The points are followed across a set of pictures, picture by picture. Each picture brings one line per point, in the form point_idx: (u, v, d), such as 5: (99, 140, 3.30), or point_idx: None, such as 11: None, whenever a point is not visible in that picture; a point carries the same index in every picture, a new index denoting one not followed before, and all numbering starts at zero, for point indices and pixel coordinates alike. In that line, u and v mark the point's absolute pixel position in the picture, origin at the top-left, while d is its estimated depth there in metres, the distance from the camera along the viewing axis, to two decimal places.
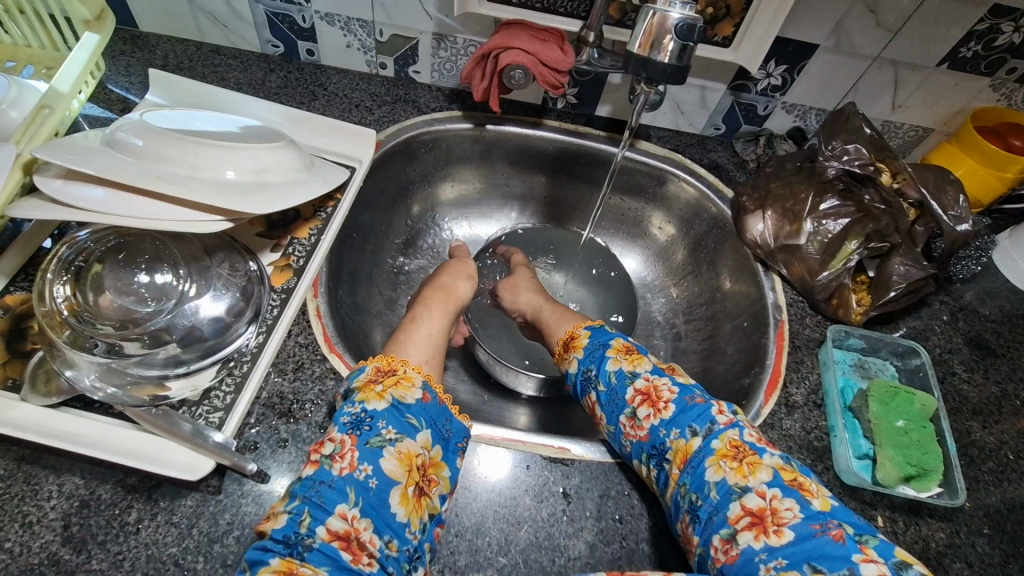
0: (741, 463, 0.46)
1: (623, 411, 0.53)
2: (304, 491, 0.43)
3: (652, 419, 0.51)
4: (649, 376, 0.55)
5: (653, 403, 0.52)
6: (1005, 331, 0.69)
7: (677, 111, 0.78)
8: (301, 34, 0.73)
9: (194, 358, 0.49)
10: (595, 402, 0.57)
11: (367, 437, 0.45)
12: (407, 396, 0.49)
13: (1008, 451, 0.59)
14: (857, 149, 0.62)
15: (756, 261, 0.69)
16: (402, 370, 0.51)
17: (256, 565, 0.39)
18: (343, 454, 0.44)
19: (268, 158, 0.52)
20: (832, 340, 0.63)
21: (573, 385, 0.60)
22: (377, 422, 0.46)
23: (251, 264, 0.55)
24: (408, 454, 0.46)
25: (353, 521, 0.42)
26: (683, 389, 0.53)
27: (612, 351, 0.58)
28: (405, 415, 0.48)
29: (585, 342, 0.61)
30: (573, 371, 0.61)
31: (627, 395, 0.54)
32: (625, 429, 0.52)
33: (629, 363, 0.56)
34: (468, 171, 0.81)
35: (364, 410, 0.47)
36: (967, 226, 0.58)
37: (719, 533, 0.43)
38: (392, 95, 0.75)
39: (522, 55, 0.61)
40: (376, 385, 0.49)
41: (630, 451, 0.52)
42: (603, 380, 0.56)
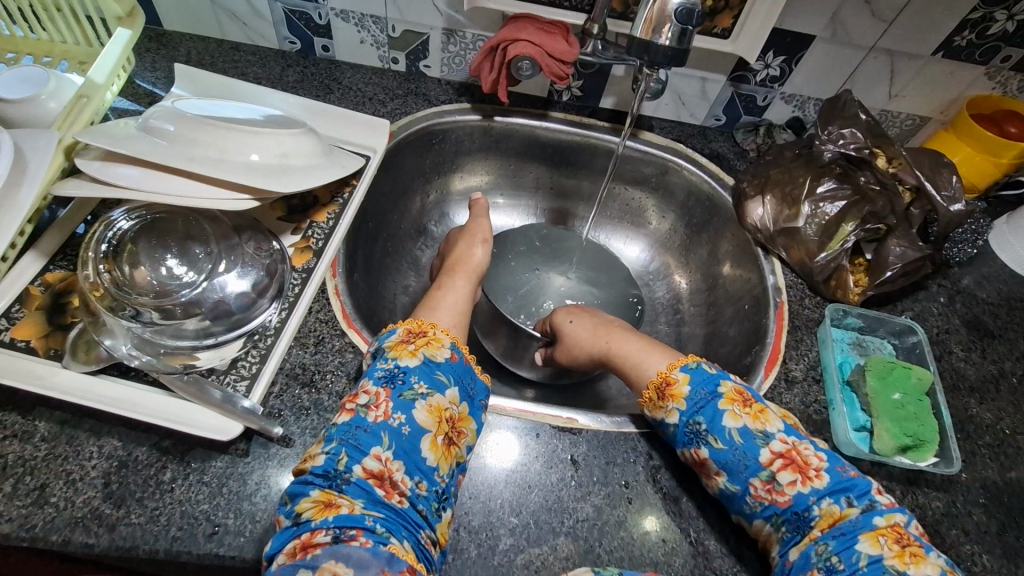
0: (903, 549, 0.43)
1: (757, 473, 0.48)
2: (341, 434, 0.47)
3: (798, 487, 0.47)
4: (785, 437, 0.50)
5: (799, 469, 0.48)
6: (1002, 313, 0.71)
7: (679, 102, 0.80)
8: (317, 31, 0.76)
9: (222, 330, 0.52)
10: (708, 458, 0.50)
11: (401, 390, 0.49)
12: (437, 355, 0.53)
13: (1004, 426, 0.61)
14: (853, 133, 0.65)
15: (757, 245, 0.72)
16: (432, 332, 0.55)
17: (298, 497, 0.44)
18: (378, 404, 0.48)
19: (290, 143, 0.55)
20: (830, 320, 0.65)
21: (669, 434, 0.53)
22: (410, 377, 0.50)
23: (274, 244, 0.59)
24: (438, 407, 0.49)
25: (386, 462, 0.46)
26: (830, 457, 0.49)
27: (726, 403, 0.51)
28: (436, 372, 0.52)
29: (687, 391, 0.53)
30: (671, 420, 0.53)
31: (763, 458, 0.49)
32: (758, 492, 0.48)
33: (755, 420, 0.50)
34: (477, 163, 0.84)
35: (398, 365, 0.51)
36: (960, 207, 0.60)
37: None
38: (404, 89, 0.78)
39: (529, 46, 0.64)
40: (408, 345, 0.53)
41: (760, 513, 0.48)
42: (721, 438, 0.50)
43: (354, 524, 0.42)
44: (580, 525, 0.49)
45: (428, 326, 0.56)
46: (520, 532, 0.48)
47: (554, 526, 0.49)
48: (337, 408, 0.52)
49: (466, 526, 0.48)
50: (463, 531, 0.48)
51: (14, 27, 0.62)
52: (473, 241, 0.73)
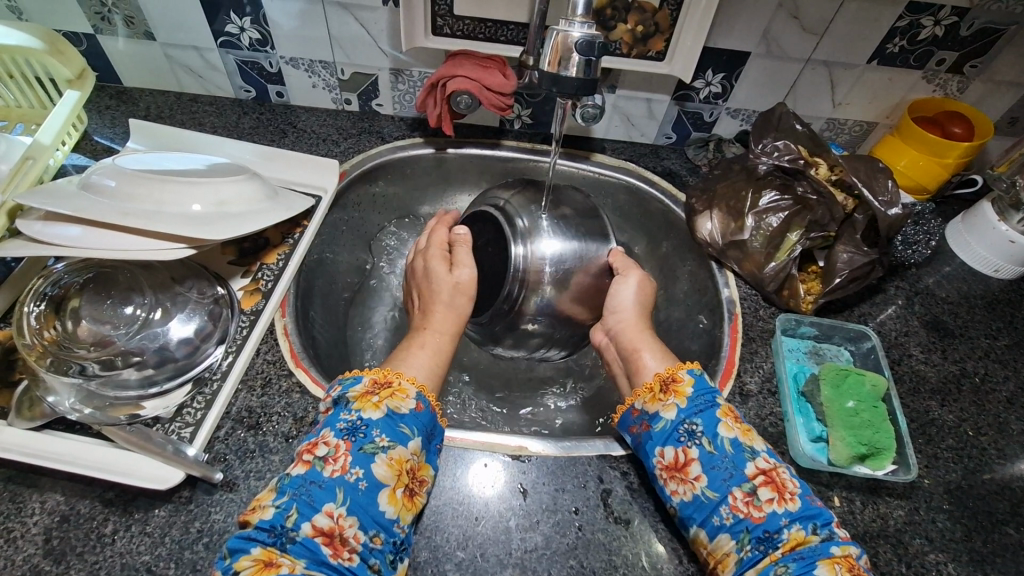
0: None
1: (739, 483, 0.47)
2: (294, 488, 0.44)
3: (774, 505, 0.46)
4: (768, 458, 0.49)
5: (777, 488, 0.47)
6: (962, 312, 0.70)
7: (628, 123, 0.81)
8: (270, 78, 0.78)
9: (165, 378, 0.53)
10: (693, 459, 0.50)
11: (362, 443, 0.47)
12: (401, 406, 0.50)
13: (968, 427, 0.60)
14: (786, 144, 0.65)
15: (710, 258, 0.72)
16: (397, 382, 0.52)
17: (237, 554, 0.41)
18: (337, 457, 0.46)
19: (231, 190, 0.57)
20: (782, 329, 0.65)
21: (655, 430, 0.53)
22: (371, 430, 0.48)
23: (219, 289, 0.59)
24: (400, 459, 0.47)
25: (338, 518, 0.43)
26: (803, 484, 0.48)
27: (723, 413, 0.52)
28: (399, 425, 0.49)
29: (690, 391, 0.53)
30: (668, 416, 0.52)
31: (746, 470, 0.48)
32: (736, 503, 0.47)
33: (744, 435, 0.50)
34: (435, 194, 0.85)
35: (361, 418, 0.49)
36: (898, 209, 0.60)
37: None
38: (357, 128, 0.80)
39: (466, 81, 0.67)
40: (372, 396, 0.50)
41: (728, 527, 0.46)
42: (714, 442, 0.50)
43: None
44: (528, 556, 0.48)
45: (393, 377, 0.52)
46: (467, 566, 0.48)
47: (500, 557, 0.48)
48: (282, 450, 0.52)
49: (412, 563, 0.47)
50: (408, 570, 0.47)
51: None
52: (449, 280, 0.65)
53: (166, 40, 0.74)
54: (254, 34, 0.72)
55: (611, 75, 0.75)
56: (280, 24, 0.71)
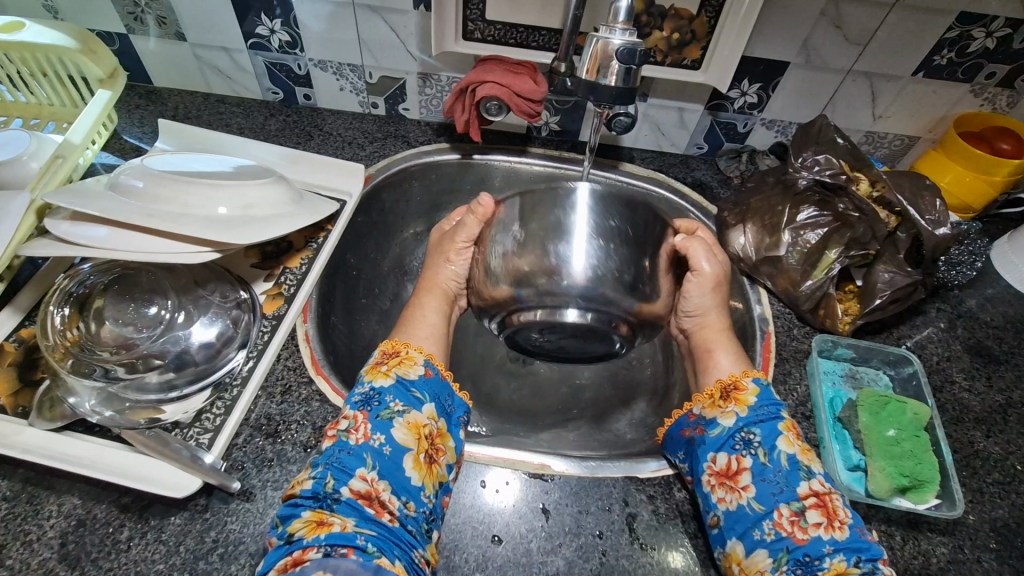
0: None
1: (788, 501, 0.46)
2: (326, 458, 0.45)
3: (820, 530, 0.44)
4: (823, 481, 0.47)
5: (827, 514, 0.45)
6: (1008, 337, 0.67)
7: (658, 132, 0.79)
8: (298, 81, 0.78)
9: (185, 382, 0.52)
10: (745, 469, 0.49)
11: (378, 411, 0.48)
12: (410, 373, 0.52)
13: (1015, 461, 0.56)
14: (828, 159, 0.63)
15: (742, 274, 0.69)
16: (405, 351, 0.53)
17: (289, 519, 0.42)
18: (357, 427, 0.47)
19: (256, 194, 0.56)
20: (819, 351, 0.62)
21: (711, 433, 0.52)
22: (385, 397, 0.49)
23: (244, 293, 0.59)
24: (417, 424, 0.48)
25: (372, 482, 0.44)
26: (855, 516, 0.46)
27: (784, 426, 0.50)
28: (411, 389, 0.50)
29: (754, 401, 0.52)
30: (727, 422, 0.52)
31: (798, 489, 0.46)
32: (780, 520, 0.45)
33: (804, 453, 0.49)
34: (459, 200, 0.84)
35: (374, 388, 0.50)
36: (946, 230, 0.57)
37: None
38: (383, 132, 0.80)
39: (496, 87, 0.65)
40: (381, 366, 0.52)
41: (767, 543, 0.45)
42: (770, 454, 0.48)
43: (345, 542, 0.40)
44: None
45: (400, 346, 0.54)
46: None
47: None
48: (300, 460, 0.51)
49: None
50: None
51: (8, 92, 0.67)
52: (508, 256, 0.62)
53: (196, 41, 0.74)
54: (284, 36, 0.72)
55: (643, 83, 0.73)
56: (310, 26, 0.70)
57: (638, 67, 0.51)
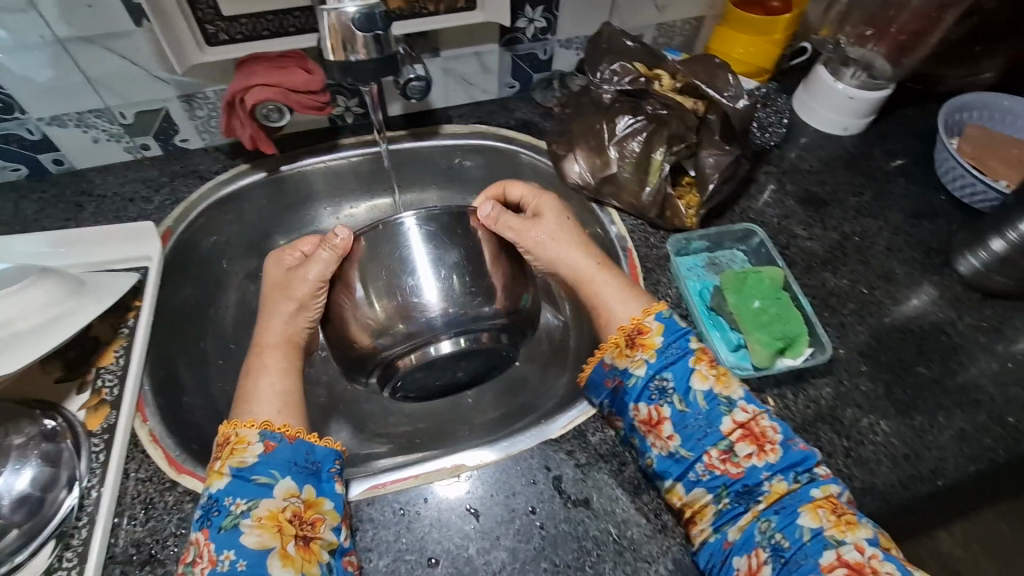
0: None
1: (715, 442, 0.48)
2: None
3: (752, 459, 0.47)
4: (745, 406, 0.49)
5: (756, 441, 0.47)
6: (828, 178, 0.72)
7: (466, 84, 0.75)
8: (36, 148, 0.65)
9: (15, 550, 0.44)
10: (665, 420, 0.49)
11: (220, 522, 0.43)
12: (246, 458, 0.46)
13: (861, 287, 0.62)
14: (622, 66, 0.65)
15: (589, 200, 0.69)
16: (235, 434, 0.48)
17: None
18: (201, 554, 0.42)
19: (14, 305, 0.47)
20: (676, 251, 0.64)
21: (627, 388, 0.51)
22: (223, 502, 0.44)
23: (54, 421, 0.50)
24: (270, 515, 0.44)
25: None
26: (784, 428, 0.48)
27: (698, 361, 0.51)
28: (251, 479, 0.45)
29: (659, 342, 0.52)
30: (639, 373, 0.51)
31: (722, 426, 0.48)
32: (712, 461, 0.48)
33: (719, 382, 0.49)
34: (288, 220, 0.76)
35: (209, 495, 0.45)
36: (745, 100, 0.61)
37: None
38: (168, 174, 0.69)
39: (266, 90, 0.58)
40: (215, 463, 0.46)
41: (704, 482, 0.47)
42: (685, 400, 0.49)
43: None
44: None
45: (231, 429, 0.48)
46: None
47: None
48: None
49: None
50: None
51: None
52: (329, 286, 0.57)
53: None
54: None
55: (429, 38, 0.68)
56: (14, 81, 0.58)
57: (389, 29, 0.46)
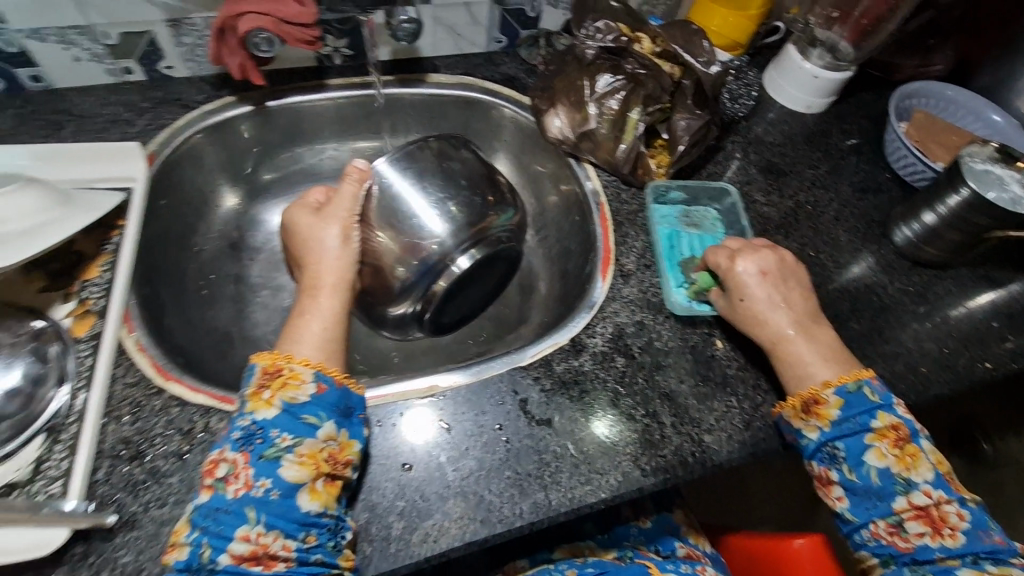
0: (903, 453, 0.49)
1: (884, 515, 0.49)
2: (202, 520, 0.43)
3: (925, 538, 0.48)
4: (929, 484, 0.49)
5: (932, 523, 0.48)
6: (789, 151, 0.78)
7: (455, 34, 0.77)
8: (14, 61, 0.64)
9: (7, 438, 0.46)
10: (831, 480, 0.51)
11: (262, 450, 0.45)
12: (298, 396, 0.47)
13: (807, 250, 0.68)
14: (607, 24, 0.66)
15: (567, 155, 0.73)
16: (287, 369, 0.48)
17: None
18: (237, 474, 0.44)
19: (4, 206, 0.48)
20: (654, 197, 0.69)
21: (813, 457, 0.51)
22: (269, 432, 0.45)
23: (42, 322, 0.52)
24: (311, 453, 0.45)
25: (258, 537, 0.43)
26: (965, 504, 0.49)
27: (876, 437, 0.49)
28: (300, 416, 0.46)
29: (835, 415, 0.50)
30: (812, 440, 0.51)
31: (897, 504, 0.49)
32: (878, 530, 0.50)
33: (899, 463, 0.49)
34: (272, 156, 0.77)
35: (255, 421, 0.46)
36: (717, 67, 0.63)
37: (884, 518, 0.49)
38: (151, 100, 0.69)
39: (259, 18, 0.59)
40: (263, 392, 0.47)
41: (870, 546, 0.50)
42: (856, 471, 0.49)
43: None
44: (465, 481, 0.50)
45: (283, 361, 0.49)
46: (409, 513, 0.48)
47: (440, 490, 0.49)
48: (178, 470, 0.47)
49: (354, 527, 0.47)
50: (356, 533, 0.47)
51: None
52: (333, 240, 0.57)
53: None
54: None
55: None
56: None
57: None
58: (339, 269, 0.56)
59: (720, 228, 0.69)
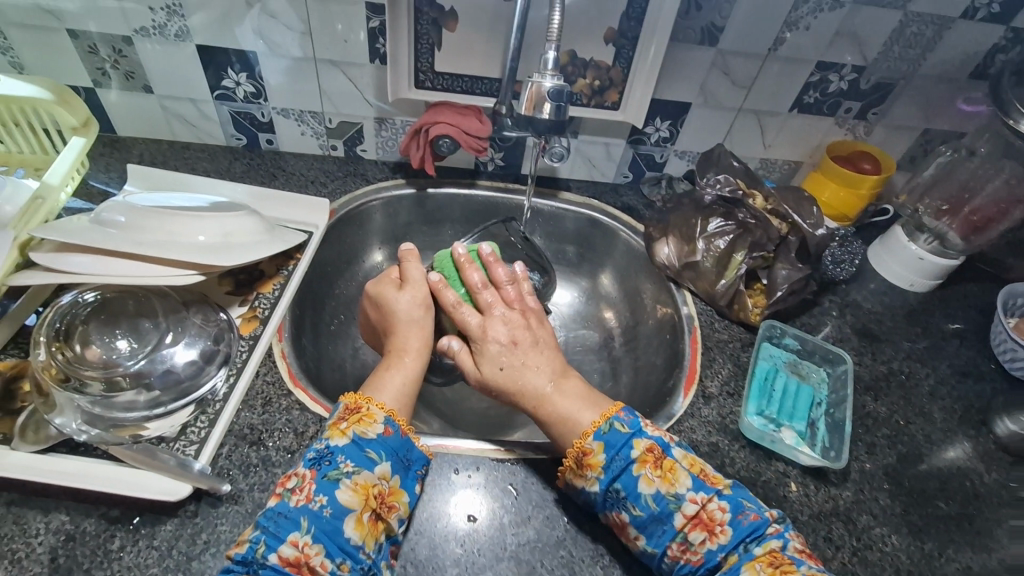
0: (696, 523, 0.50)
1: (672, 537, 0.50)
2: (265, 522, 0.47)
3: (708, 544, 0.49)
4: (694, 496, 0.50)
5: (708, 527, 0.50)
6: (886, 321, 0.80)
7: (590, 164, 0.91)
8: (261, 127, 0.85)
9: (171, 399, 0.55)
10: (626, 526, 0.51)
11: (327, 471, 0.50)
12: (368, 431, 0.52)
13: (898, 418, 0.68)
14: (726, 178, 0.75)
15: (669, 280, 0.81)
16: (365, 407, 0.54)
17: None
18: (302, 487, 0.49)
19: (233, 224, 0.62)
20: (769, 335, 0.73)
21: (596, 502, 0.53)
22: (337, 457, 0.50)
23: (222, 315, 0.64)
24: (365, 484, 0.50)
25: (303, 548, 0.46)
26: (733, 505, 0.51)
27: (643, 460, 0.52)
28: (365, 450, 0.51)
29: (607, 462, 0.52)
30: (595, 493, 0.52)
31: (677, 522, 0.50)
32: (675, 553, 0.50)
33: (666, 481, 0.51)
34: (416, 231, 0.91)
35: (328, 446, 0.51)
36: (823, 230, 0.70)
37: (673, 540, 0.50)
38: (343, 171, 0.87)
39: (448, 127, 0.75)
40: (341, 423, 0.53)
41: (676, 570, 0.50)
42: (638, 505, 0.50)
43: None
44: (520, 548, 0.53)
45: (363, 401, 0.55)
46: (463, 562, 0.51)
47: (496, 549, 0.52)
48: (285, 463, 0.55)
49: (412, 559, 0.51)
50: (409, 564, 0.51)
51: None
52: (416, 310, 0.65)
53: (164, 93, 0.80)
54: (249, 87, 0.79)
55: (573, 123, 0.85)
56: (274, 78, 0.78)
57: (567, 104, 0.63)
58: (421, 337, 0.64)
59: (824, 389, 0.70)
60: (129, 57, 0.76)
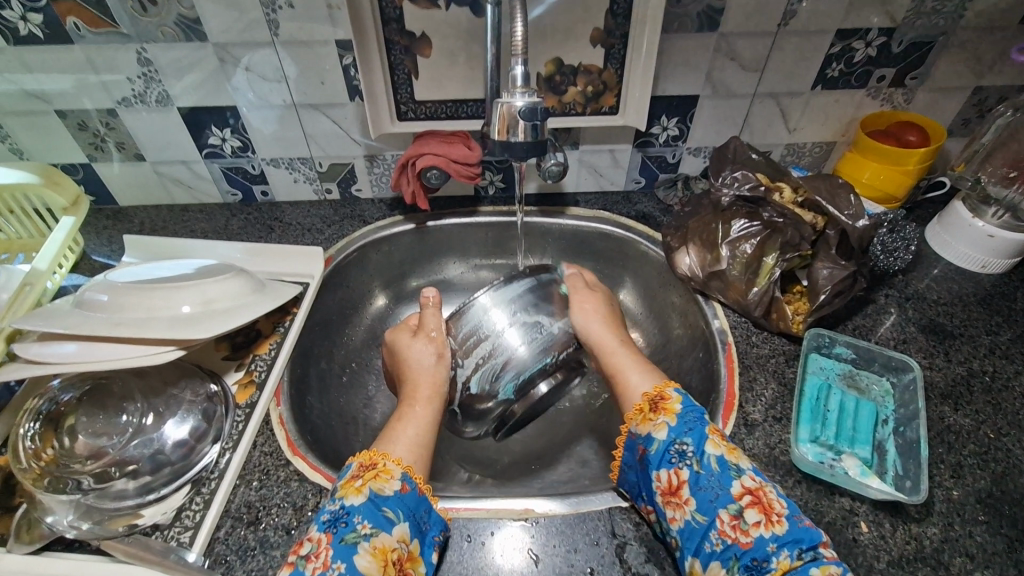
0: (762, 506, 0.46)
1: (726, 504, 0.46)
2: None
3: (761, 528, 0.44)
4: (754, 476, 0.48)
5: (764, 509, 0.45)
6: (958, 312, 0.69)
7: (597, 174, 0.85)
8: (254, 180, 0.83)
9: (163, 484, 0.53)
10: (683, 483, 0.49)
11: (343, 534, 0.45)
12: (385, 488, 0.48)
13: (987, 430, 0.57)
14: (744, 174, 0.68)
15: (695, 292, 0.72)
16: (381, 463, 0.50)
17: None
18: (318, 553, 0.44)
19: (216, 289, 0.59)
20: (815, 345, 0.65)
21: (651, 453, 0.51)
22: (353, 518, 0.46)
23: (215, 386, 0.61)
24: (384, 548, 0.44)
25: None
26: (792, 505, 0.46)
27: (710, 430, 0.51)
28: (382, 509, 0.47)
29: (679, 408, 0.53)
30: (659, 436, 0.52)
31: (734, 489, 0.47)
32: (724, 527, 0.45)
33: (731, 452, 0.50)
34: (421, 266, 0.87)
35: (343, 506, 0.47)
36: (865, 221, 0.60)
37: (726, 509, 0.46)
38: (340, 215, 0.84)
39: (434, 158, 0.71)
40: (356, 480, 0.49)
41: (718, 553, 0.45)
42: (702, 462, 0.49)
43: None
44: None
45: (380, 457, 0.51)
46: None
47: None
48: (284, 543, 0.50)
49: None
50: None
51: None
52: (426, 354, 0.61)
53: (155, 159, 0.80)
54: (235, 142, 0.78)
55: (572, 134, 0.79)
56: (258, 129, 0.76)
57: (543, 119, 0.58)
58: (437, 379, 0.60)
59: (890, 403, 0.61)
60: (116, 128, 0.75)
